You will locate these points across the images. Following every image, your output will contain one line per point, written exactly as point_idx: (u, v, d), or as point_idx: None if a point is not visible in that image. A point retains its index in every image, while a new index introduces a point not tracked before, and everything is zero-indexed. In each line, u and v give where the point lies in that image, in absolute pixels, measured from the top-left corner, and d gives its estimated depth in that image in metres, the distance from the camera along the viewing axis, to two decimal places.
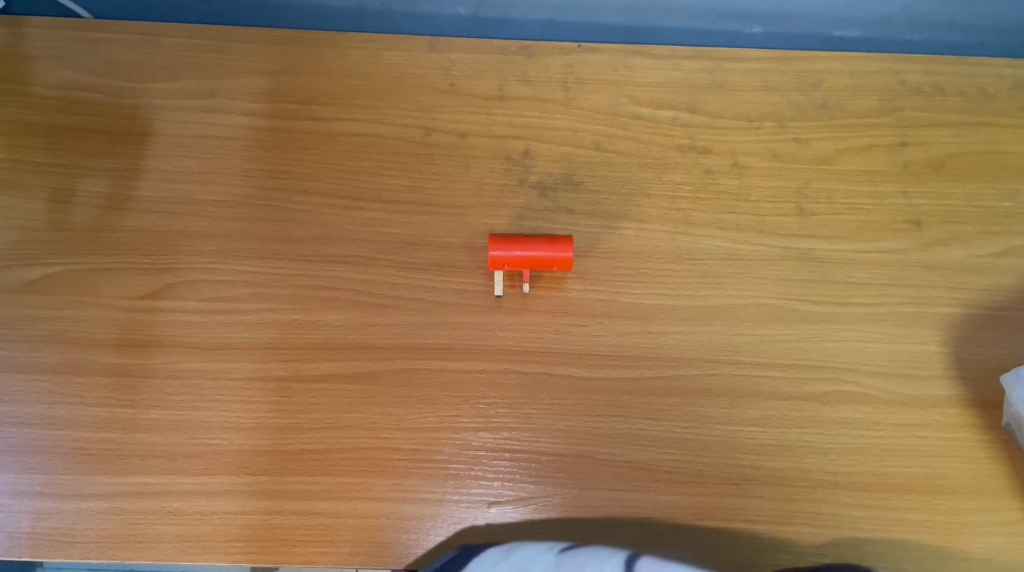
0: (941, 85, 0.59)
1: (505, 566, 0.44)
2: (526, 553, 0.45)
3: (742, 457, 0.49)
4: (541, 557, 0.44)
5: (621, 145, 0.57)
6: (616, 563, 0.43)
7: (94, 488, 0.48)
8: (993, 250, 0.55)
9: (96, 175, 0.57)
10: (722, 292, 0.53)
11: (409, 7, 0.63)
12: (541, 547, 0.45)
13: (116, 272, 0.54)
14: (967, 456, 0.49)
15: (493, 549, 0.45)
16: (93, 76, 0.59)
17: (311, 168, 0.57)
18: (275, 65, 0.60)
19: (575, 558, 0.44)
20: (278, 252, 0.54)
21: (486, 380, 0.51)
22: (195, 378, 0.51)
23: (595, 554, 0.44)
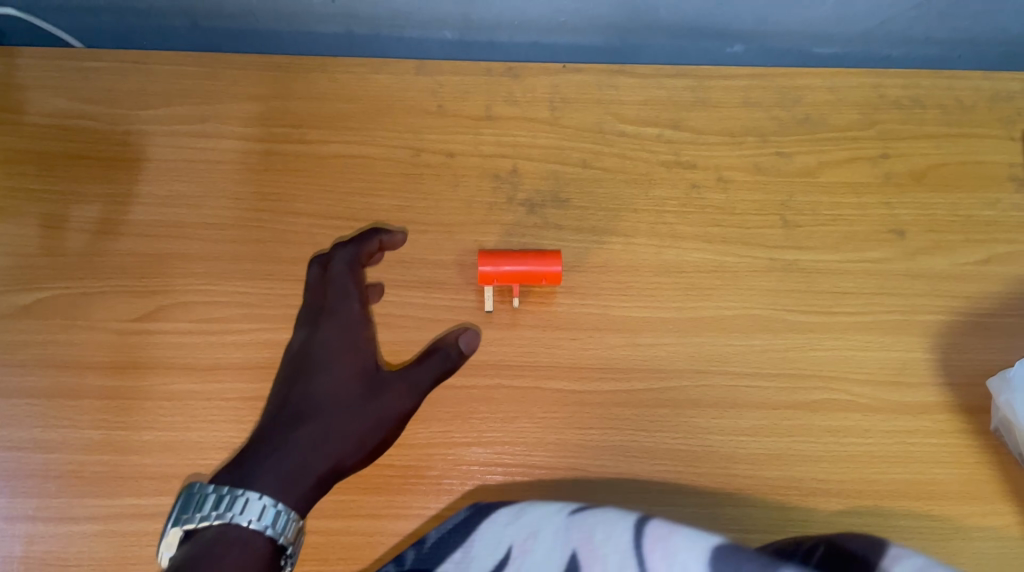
0: (921, 98, 0.60)
1: (515, 528, 0.43)
2: (539, 515, 0.43)
3: (733, 466, 0.49)
4: (549, 519, 0.43)
5: (606, 161, 0.58)
6: (626, 525, 0.40)
7: (88, 510, 0.48)
8: (975, 257, 0.55)
9: (87, 199, 0.57)
10: (710, 304, 0.54)
11: (396, 32, 0.64)
12: (553, 510, 0.43)
13: (108, 295, 0.54)
14: (957, 462, 0.49)
15: (505, 511, 0.45)
16: (84, 104, 0.60)
17: (302, 190, 0.57)
18: (265, 90, 0.60)
19: (583, 520, 0.42)
20: (269, 273, 0.55)
21: (478, 396, 0.51)
22: (187, 399, 0.51)
23: (607, 516, 0.41)
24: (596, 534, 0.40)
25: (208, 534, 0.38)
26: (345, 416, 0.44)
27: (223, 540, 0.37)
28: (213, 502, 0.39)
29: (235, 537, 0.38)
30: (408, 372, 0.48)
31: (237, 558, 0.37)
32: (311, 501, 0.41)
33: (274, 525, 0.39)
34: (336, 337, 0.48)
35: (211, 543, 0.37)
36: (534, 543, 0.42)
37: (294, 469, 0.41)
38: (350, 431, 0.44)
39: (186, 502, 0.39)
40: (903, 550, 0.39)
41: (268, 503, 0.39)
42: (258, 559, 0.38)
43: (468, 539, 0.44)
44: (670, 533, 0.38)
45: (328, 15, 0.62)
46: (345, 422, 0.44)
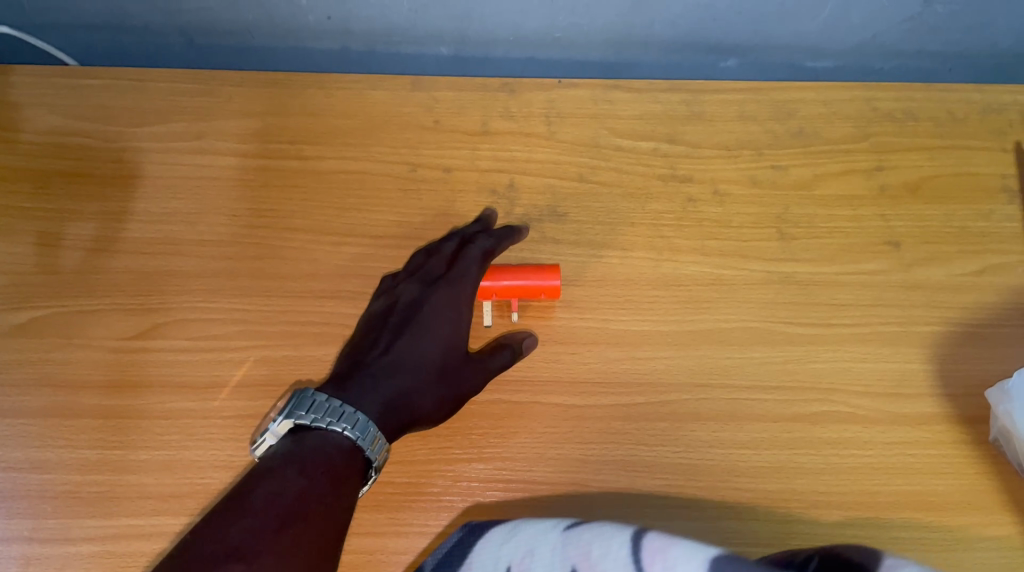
0: (914, 111, 0.61)
1: (511, 546, 0.43)
2: (534, 531, 0.43)
3: (733, 480, 0.49)
4: (546, 536, 0.42)
5: (603, 175, 0.58)
6: (622, 539, 0.39)
7: (85, 531, 0.47)
8: (971, 268, 0.56)
9: (83, 217, 0.57)
10: (709, 317, 0.54)
11: (392, 48, 0.64)
12: (547, 526, 0.43)
13: (104, 313, 0.54)
14: (956, 472, 0.49)
15: (498, 530, 0.45)
16: (80, 121, 0.60)
17: (299, 205, 0.57)
18: (261, 107, 0.60)
19: (580, 535, 0.41)
20: (266, 289, 0.55)
21: (478, 411, 0.51)
22: (185, 417, 0.51)
23: (602, 529, 0.41)
24: (594, 551, 0.40)
25: (314, 432, 0.43)
26: (432, 377, 0.48)
27: (324, 443, 0.42)
28: (326, 409, 0.43)
29: (338, 444, 0.42)
30: (491, 355, 0.51)
31: (341, 461, 0.42)
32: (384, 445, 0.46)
33: (370, 445, 0.43)
34: (446, 304, 0.51)
35: (317, 440, 0.42)
36: (533, 562, 0.41)
37: (386, 412, 0.46)
38: (433, 391, 0.48)
39: (300, 402, 0.43)
40: (900, 560, 0.37)
41: (370, 427, 0.43)
42: (355, 469, 0.43)
43: (466, 562, 0.44)
44: (668, 545, 0.37)
45: (324, 32, 0.63)
46: (432, 383, 0.48)
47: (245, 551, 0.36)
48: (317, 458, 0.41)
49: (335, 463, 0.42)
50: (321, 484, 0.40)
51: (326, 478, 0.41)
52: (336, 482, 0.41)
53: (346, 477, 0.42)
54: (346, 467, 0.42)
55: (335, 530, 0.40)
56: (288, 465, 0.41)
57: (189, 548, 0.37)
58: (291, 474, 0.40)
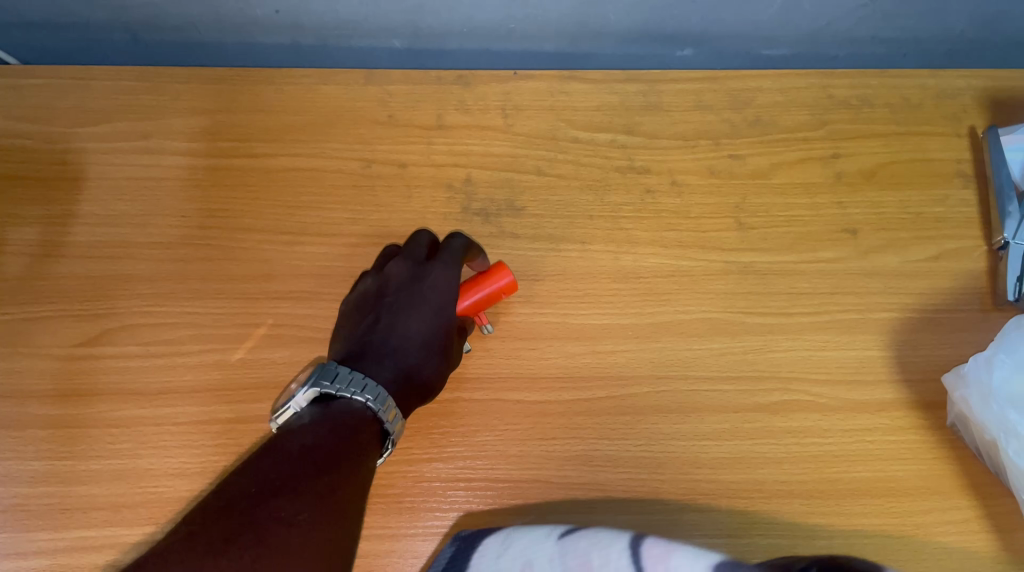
0: (869, 98, 0.61)
1: (506, 560, 0.43)
2: (527, 543, 0.44)
3: (695, 472, 0.49)
4: (541, 544, 0.43)
5: (561, 168, 0.58)
6: (621, 546, 0.41)
7: (36, 544, 0.46)
8: (927, 254, 0.56)
9: (26, 221, 0.55)
10: (669, 310, 0.53)
11: (343, 41, 0.63)
12: (540, 535, 0.44)
13: (50, 320, 0.52)
14: (914, 457, 0.50)
15: (493, 540, 0.45)
16: (21, 122, 0.58)
17: (250, 204, 0.56)
18: (209, 104, 0.59)
19: (576, 544, 0.43)
20: (219, 291, 0.53)
21: (438, 410, 0.50)
22: (137, 425, 0.49)
23: (600, 537, 0.42)
24: (594, 560, 0.41)
25: (340, 400, 0.44)
26: (435, 356, 0.48)
27: (348, 411, 0.43)
28: (350, 379, 0.44)
29: (359, 414, 0.43)
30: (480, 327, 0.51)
31: (365, 427, 0.43)
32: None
33: (389, 417, 0.44)
34: (439, 287, 0.50)
35: (341, 409, 0.43)
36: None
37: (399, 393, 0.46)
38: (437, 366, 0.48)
39: (324, 373, 0.44)
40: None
41: (389, 399, 0.44)
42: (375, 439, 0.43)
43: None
44: (668, 553, 0.39)
45: (271, 26, 0.61)
46: (435, 360, 0.48)
47: (285, 489, 0.36)
48: (343, 422, 0.42)
49: (361, 428, 0.42)
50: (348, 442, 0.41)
51: (354, 438, 0.41)
52: (361, 443, 0.42)
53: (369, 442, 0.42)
54: (370, 432, 0.43)
55: (364, 490, 0.40)
56: (316, 426, 0.41)
57: (225, 489, 0.36)
58: (320, 430, 0.41)
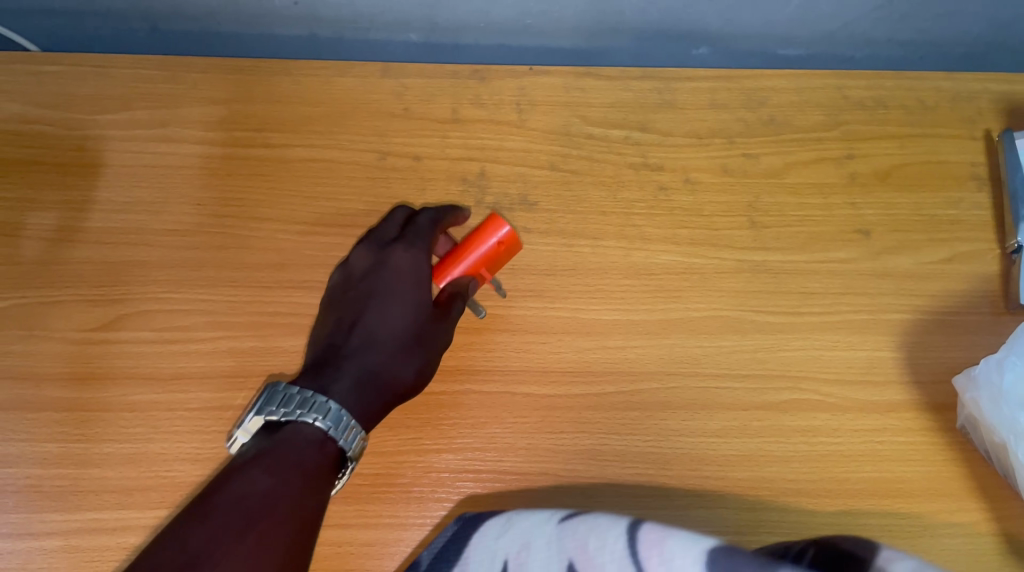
0: (884, 100, 0.61)
1: (508, 540, 0.42)
2: (530, 525, 0.42)
3: (702, 468, 0.49)
4: (542, 528, 0.41)
5: (574, 164, 0.58)
6: (618, 532, 0.37)
7: (47, 525, 0.47)
8: (940, 256, 0.56)
9: (44, 206, 0.56)
10: (679, 306, 0.54)
11: (361, 34, 0.63)
12: (542, 519, 0.42)
13: (65, 304, 0.53)
14: (923, 459, 0.49)
15: (495, 522, 0.44)
16: (40, 109, 0.59)
17: (265, 194, 0.56)
18: (226, 94, 0.59)
19: (573, 527, 0.40)
20: (233, 279, 0.54)
21: (448, 402, 0.50)
22: (150, 410, 0.50)
23: (597, 522, 0.39)
24: (589, 544, 0.38)
25: (288, 426, 0.41)
26: (409, 348, 0.47)
27: (297, 437, 0.41)
28: (296, 401, 0.41)
29: (310, 439, 0.41)
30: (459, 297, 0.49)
31: (311, 460, 0.40)
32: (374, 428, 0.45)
33: (342, 435, 0.41)
34: (404, 272, 0.49)
35: (285, 438, 0.40)
36: (529, 556, 0.40)
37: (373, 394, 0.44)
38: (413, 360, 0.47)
39: (271, 397, 0.42)
40: (898, 551, 0.35)
41: (344, 416, 0.41)
42: (330, 463, 0.41)
43: (460, 558, 0.44)
44: (663, 537, 0.35)
45: (290, 18, 0.62)
46: (410, 352, 0.47)
47: (203, 558, 0.34)
48: (286, 454, 0.40)
49: (306, 461, 0.40)
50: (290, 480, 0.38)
51: (297, 474, 0.39)
52: (308, 479, 0.39)
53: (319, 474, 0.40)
54: (320, 461, 0.40)
55: (302, 537, 0.38)
56: (257, 463, 0.39)
57: (145, 556, 0.34)
58: (258, 470, 0.38)
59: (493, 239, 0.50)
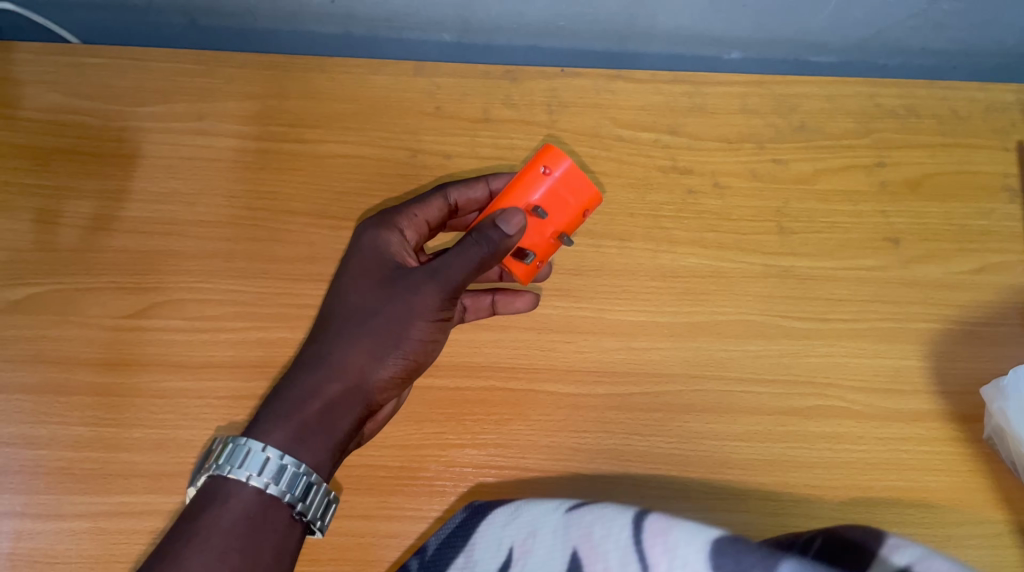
0: (916, 108, 0.61)
1: (513, 528, 0.45)
2: (535, 512, 0.45)
3: (725, 472, 0.49)
4: (549, 516, 0.45)
5: (603, 166, 0.58)
6: (624, 521, 0.42)
7: (77, 507, 0.47)
8: (969, 267, 0.56)
9: (81, 194, 0.57)
10: (705, 310, 0.54)
11: (395, 33, 0.64)
12: (550, 507, 0.45)
13: (99, 291, 0.54)
14: (949, 469, 0.49)
15: (505, 509, 0.46)
16: (80, 99, 0.60)
17: (297, 188, 0.57)
18: (261, 89, 0.60)
19: (582, 517, 0.44)
20: (263, 271, 0.54)
21: (473, 398, 0.51)
22: (179, 396, 0.50)
23: (603, 511, 0.43)
24: (595, 532, 0.43)
25: (210, 486, 0.39)
26: (358, 331, 0.43)
27: (222, 491, 0.38)
28: (217, 454, 0.39)
29: (229, 495, 0.38)
30: (438, 267, 0.44)
31: (227, 519, 0.37)
32: (333, 426, 0.41)
33: (263, 477, 0.38)
34: (356, 269, 0.47)
35: (204, 502, 0.38)
36: (534, 543, 0.44)
37: (307, 392, 0.41)
38: (364, 345, 0.43)
39: (207, 452, 0.41)
40: (902, 539, 0.40)
41: (253, 455, 0.38)
42: (261, 510, 0.38)
43: (470, 544, 0.46)
44: (668, 528, 0.41)
45: (326, 15, 0.63)
46: (358, 335, 0.43)
47: None
48: (200, 520, 0.37)
49: (221, 520, 0.37)
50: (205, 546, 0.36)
51: (213, 539, 0.37)
52: (227, 538, 0.37)
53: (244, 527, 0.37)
54: (242, 514, 0.38)
55: None
56: (188, 530, 0.37)
57: None
58: (183, 541, 0.37)
59: (544, 169, 0.44)
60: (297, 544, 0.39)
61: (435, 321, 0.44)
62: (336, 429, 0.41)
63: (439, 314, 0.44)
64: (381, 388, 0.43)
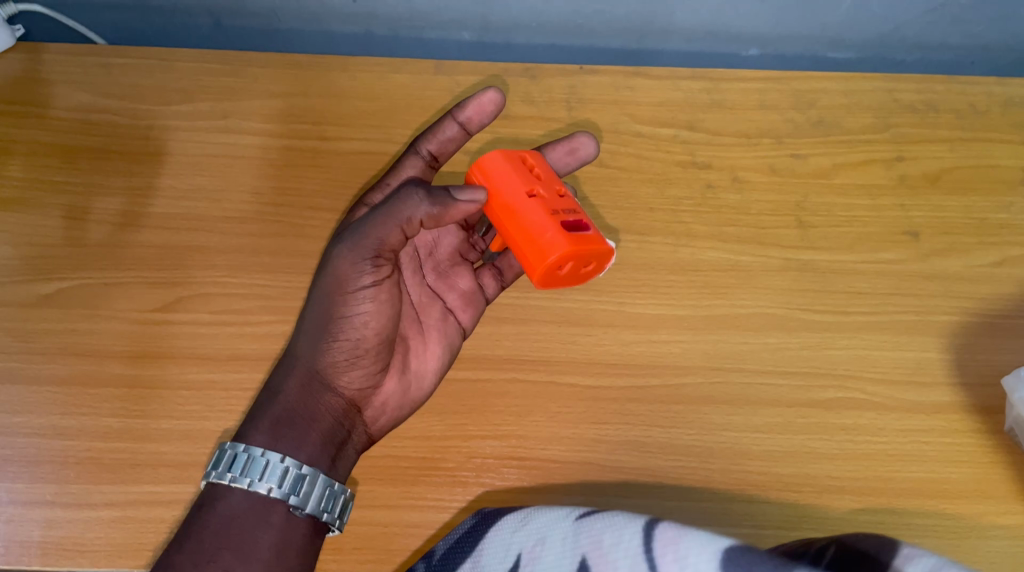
0: (934, 103, 0.62)
1: (522, 535, 0.43)
2: (546, 520, 0.43)
3: (747, 463, 0.48)
4: (558, 524, 0.42)
5: (622, 161, 0.59)
6: (635, 528, 0.38)
7: (107, 497, 0.47)
8: (989, 259, 0.56)
9: (109, 192, 0.58)
10: (725, 303, 0.54)
11: (416, 32, 0.65)
12: (559, 515, 0.42)
13: (127, 286, 0.54)
14: (970, 460, 0.49)
15: (514, 515, 0.44)
16: (110, 100, 0.62)
17: (320, 184, 0.58)
18: (287, 89, 0.62)
19: (592, 524, 0.41)
20: (288, 265, 0.55)
21: (494, 390, 0.51)
22: (206, 388, 0.51)
23: (614, 519, 0.40)
24: (604, 540, 0.39)
25: (206, 492, 0.42)
26: (305, 329, 0.46)
27: (215, 495, 0.41)
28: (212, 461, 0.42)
29: (221, 497, 0.41)
30: (352, 235, 0.44)
31: (219, 520, 0.40)
32: (307, 418, 0.44)
33: (251, 476, 0.41)
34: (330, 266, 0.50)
35: (199, 505, 0.41)
36: (543, 550, 0.41)
37: (273, 394, 0.45)
38: (308, 339, 0.45)
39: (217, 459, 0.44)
40: (917, 548, 0.36)
41: (233, 456, 0.42)
42: (253, 508, 0.41)
43: (476, 550, 0.44)
44: (679, 536, 0.36)
45: (349, 15, 0.64)
46: (310, 321, 0.45)
47: None
48: (197, 522, 0.40)
49: (213, 522, 0.40)
50: (198, 547, 0.39)
51: (206, 538, 0.39)
52: (220, 536, 0.40)
53: (238, 526, 0.40)
54: (235, 512, 0.41)
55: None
56: (186, 529, 0.40)
57: None
58: (180, 541, 0.40)
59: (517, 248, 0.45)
60: (300, 540, 0.42)
61: (365, 288, 0.44)
62: (309, 419, 0.44)
63: (367, 280, 0.44)
64: (340, 371, 0.45)
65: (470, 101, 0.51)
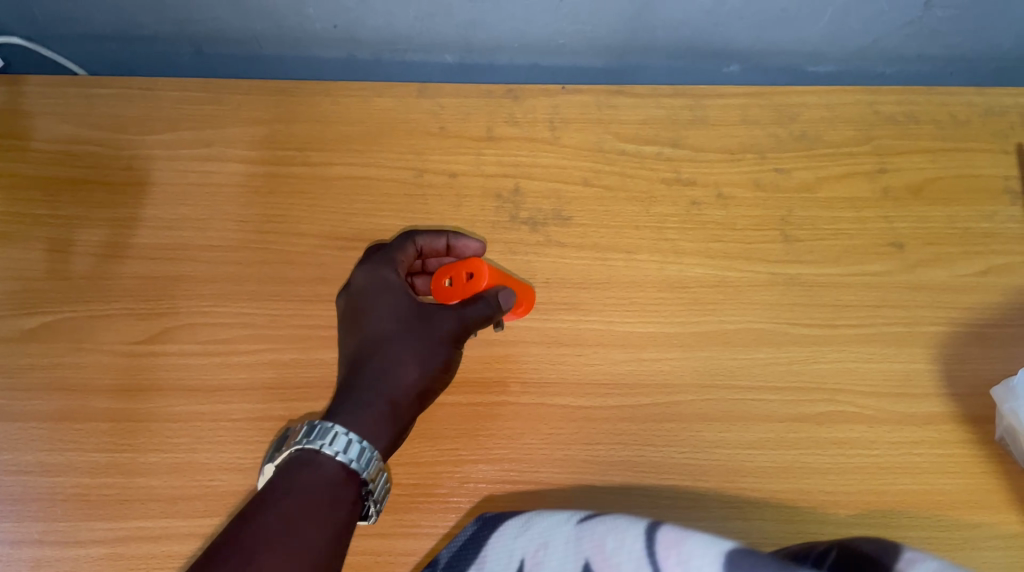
0: (914, 114, 0.62)
1: (525, 540, 0.42)
2: (548, 524, 0.42)
3: (740, 480, 0.48)
4: (560, 528, 0.41)
5: (607, 180, 0.59)
6: (637, 532, 0.38)
7: (95, 533, 0.46)
8: (975, 268, 0.56)
9: (93, 223, 0.58)
10: (713, 319, 0.54)
11: (398, 56, 0.65)
12: (562, 519, 0.42)
13: (112, 318, 0.54)
14: (962, 471, 0.49)
15: (516, 520, 0.44)
16: (91, 130, 0.61)
17: (305, 211, 0.58)
18: (269, 115, 0.62)
19: (594, 528, 0.40)
20: (275, 293, 0.55)
21: (484, 413, 0.51)
22: (193, 420, 0.50)
23: (616, 522, 0.40)
24: (608, 543, 0.39)
25: (294, 458, 0.41)
26: (401, 348, 0.46)
27: (312, 459, 0.40)
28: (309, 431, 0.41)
29: (319, 465, 0.40)
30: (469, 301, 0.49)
31: (318, 485, 0.39)
32: (395, 431, 0.44)
33: (355, 458, 0.41)
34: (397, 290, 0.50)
35: (293, 468, 0.40)
36: (546, 555, 0.41)
37: (371, 400, 0.44)
38: (416, 362, 0.46)
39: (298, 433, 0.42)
40: (919, 552, 0.36)
41: (351, 438, 0.41)
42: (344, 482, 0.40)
43: (478, 556, 0.44)
44: (681, 538, 0.36)
45: (331, 40, 0.64)
46: (410, 349, 0.46)
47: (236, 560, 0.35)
48: (294, 482, 0.39)
49: (313, 485, 0.39)
50: (305, 502, 0.38)
51: (287, 501, 0.38)
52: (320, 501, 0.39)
53: (336, 495, 0.40)
54: (318, 485, 0.39)
55: (326, 555, 0.38)
56: (282, 488, 0.39)
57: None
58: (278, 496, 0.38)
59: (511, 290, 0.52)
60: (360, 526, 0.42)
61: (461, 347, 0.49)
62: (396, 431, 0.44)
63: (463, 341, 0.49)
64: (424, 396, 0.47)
65: (474, 242, 0.53)
